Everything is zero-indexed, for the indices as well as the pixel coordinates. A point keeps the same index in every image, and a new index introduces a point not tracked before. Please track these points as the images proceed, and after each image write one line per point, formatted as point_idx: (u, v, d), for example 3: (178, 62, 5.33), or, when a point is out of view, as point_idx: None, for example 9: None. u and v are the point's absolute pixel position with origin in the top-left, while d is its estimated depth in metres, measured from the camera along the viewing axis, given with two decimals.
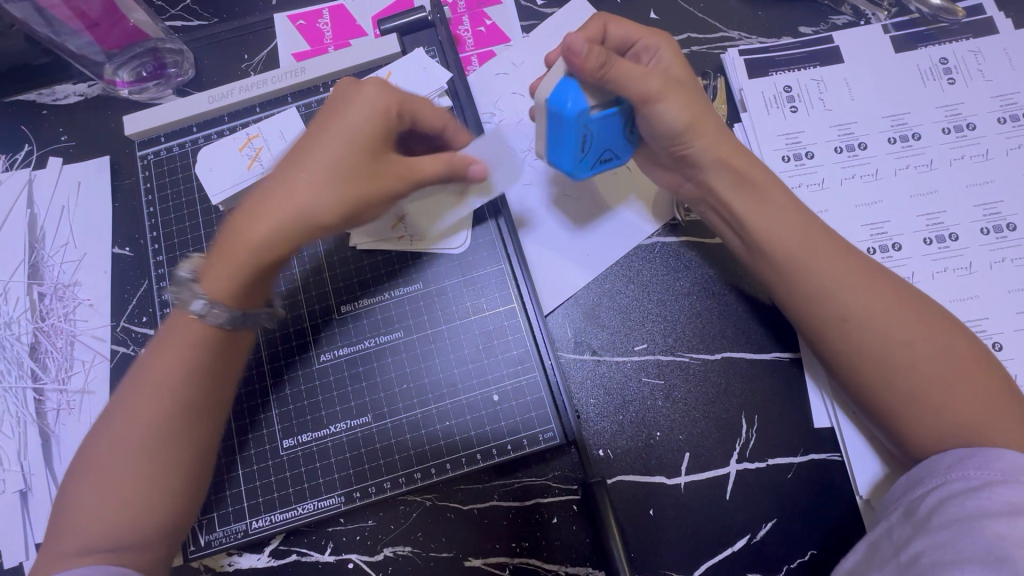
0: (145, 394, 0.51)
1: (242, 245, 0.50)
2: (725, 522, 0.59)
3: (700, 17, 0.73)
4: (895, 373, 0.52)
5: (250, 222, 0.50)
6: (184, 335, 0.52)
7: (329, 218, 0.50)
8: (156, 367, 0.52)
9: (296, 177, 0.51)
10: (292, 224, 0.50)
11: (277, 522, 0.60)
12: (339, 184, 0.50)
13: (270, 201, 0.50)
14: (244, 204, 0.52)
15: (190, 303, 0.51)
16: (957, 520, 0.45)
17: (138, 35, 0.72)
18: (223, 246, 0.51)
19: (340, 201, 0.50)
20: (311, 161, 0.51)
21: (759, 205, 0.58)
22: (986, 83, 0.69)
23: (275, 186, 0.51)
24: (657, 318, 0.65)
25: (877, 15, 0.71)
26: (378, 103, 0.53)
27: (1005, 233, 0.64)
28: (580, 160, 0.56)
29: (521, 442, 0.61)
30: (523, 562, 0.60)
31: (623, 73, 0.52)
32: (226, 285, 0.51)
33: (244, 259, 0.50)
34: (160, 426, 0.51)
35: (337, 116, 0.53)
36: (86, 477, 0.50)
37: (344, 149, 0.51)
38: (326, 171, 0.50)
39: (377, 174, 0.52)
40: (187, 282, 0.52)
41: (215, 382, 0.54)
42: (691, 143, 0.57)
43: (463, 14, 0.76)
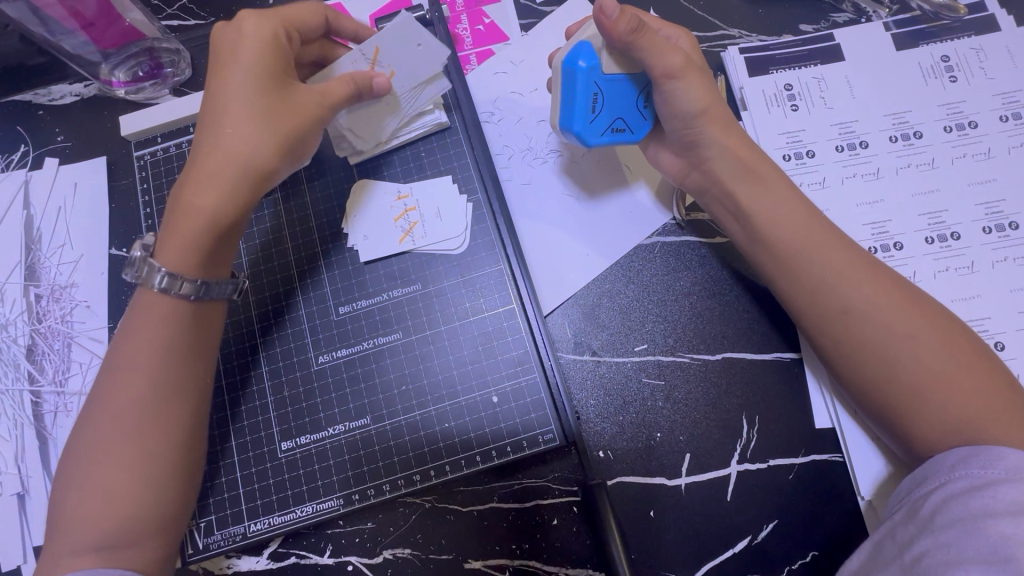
0: (129, 377, 0.51)
1: (197, 213, 0.52)
2: (726, 523, 0.59)
3: (701, 15, 0.73)
4: (896, 366, 0.51)
5: (197, 191, 0.53)
6: (165, 315, 0.53)
7: (276, 159, 0.55)
8: (138, 348, 0.52)
9: (225, 135, 0.53)
10: (239, 174, 0.53)
11: (276, 524, 0.60)
12: (264, 128, 0.54)
13: (208, 164, 0.53)
14: (183, 177, 0.54)
15: (149, 279, 0.52)
16: (961, 519, 0.44)
17: (134, 35, 0.71)
18: (174, 221, 0.53)
19: (278, 143, 0.54)
20: (227, 118, 0.54)
21: (763, 196, 0.58)
22: (988, 81, 0.68)
23: (204, 149, 0.54)
24: (657, 319, 0.65)
25: (878, 14, 0.71)
26: (263, 35, 0.55)
27: (1007, 231, 0.64)
28: (592, 121, 0.56)
29: (520, 444, 0.60)
30: (522, 564, 0.59)
31: (649, 43, 0.54)
32: (185, 251, 0.53)
33: (202, 223, 0.53)
34: (145, 406, 0.51)
35: (228, 57, 0.55)
36: (77, 470, 0.50)
37: (255, 94, 0.54)
38: (252, 120, 0.53)
39: (297, 108, 0.55)
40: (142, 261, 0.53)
41: (196, 361, 0.54)
42: (701, 129, 0.58)
43: (461, 13, 0.75)
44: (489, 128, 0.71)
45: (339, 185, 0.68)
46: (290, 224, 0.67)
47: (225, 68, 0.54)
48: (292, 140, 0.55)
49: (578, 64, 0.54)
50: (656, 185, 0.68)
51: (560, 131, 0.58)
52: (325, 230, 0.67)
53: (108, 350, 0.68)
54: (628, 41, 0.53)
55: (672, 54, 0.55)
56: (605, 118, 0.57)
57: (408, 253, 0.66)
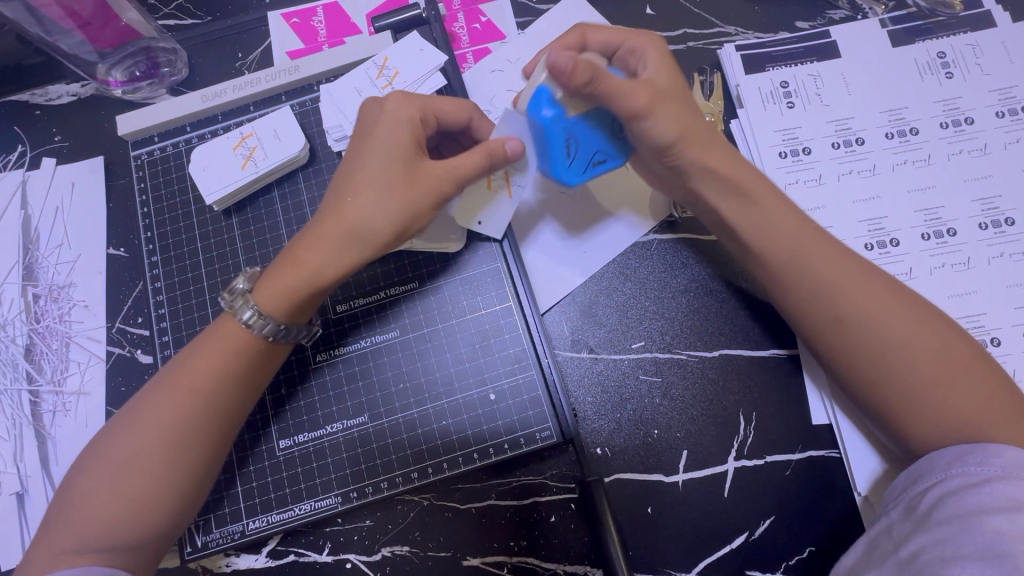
0: (177, 393, 0.51)
1: (300, 269, 0.52)
2: (723, 520, 0.59)
3: (696, 13, 0.73)
4: (893, 370, 0.51)
5: (309, 251, 0.52)
6: (226, 342, 0.53)
7: (382, 232, 0.52)
8: (194, 366, 0.52)
9: (347, 201, 0.52)
10: (350, 243, 0.52)
11: (273, 522, 0.60)
12: (385, 196, 0.51)
13: (325, 227, 0.52)
14: (303, 232, 0.54)
15: (240, 313, 0.53)
16: (957, 516, 0.45)
17: (131, 35, 0.72)
18: (280, 270, 0.53)
19: (392, 215, 0.51)
20: (353, 186, 0.52)
21: (749, 207, 0.57)
22: (984, 77, 0.69)
23: (328, 211, 0.53)
24: (654, 316, 0.65)
25: (874, 10, 0.72)
26: (402, 114, 0.53)
27: (1003, 227, 0.64)
28: (567, 170, 0.57)
29: (517, 441, 0.61)
30: (521, 561, 0.59)
31: (609, 84, 0.52)
32: (279, 301, 0.52)
33: (303, 283, 0.52)
34: (184, 428, 0.51)
35: (369, 129, 0.54)
36: (91, 470, 0.50)
37: (389, 161, 0.52)
38: (372, 186, 0.51)
39: (420, 180, 0.52)
40: (242, 293, 0.54)
41: (243, 393, 0.54)
42: (681, 153, 0.56)
43: (457, 11, 0.76)
44: None
45: None
46: (288, 223, 0.67)
47: (366, 135, 0.54)
48: (409, 216, 0.52)
49: (541, 112, 0.53)
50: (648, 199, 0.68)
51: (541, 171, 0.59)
52: None
53: (106, 349, 0.68)
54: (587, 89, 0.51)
55: (635, 92, 0.53)
56: (582, 159, 0.57)
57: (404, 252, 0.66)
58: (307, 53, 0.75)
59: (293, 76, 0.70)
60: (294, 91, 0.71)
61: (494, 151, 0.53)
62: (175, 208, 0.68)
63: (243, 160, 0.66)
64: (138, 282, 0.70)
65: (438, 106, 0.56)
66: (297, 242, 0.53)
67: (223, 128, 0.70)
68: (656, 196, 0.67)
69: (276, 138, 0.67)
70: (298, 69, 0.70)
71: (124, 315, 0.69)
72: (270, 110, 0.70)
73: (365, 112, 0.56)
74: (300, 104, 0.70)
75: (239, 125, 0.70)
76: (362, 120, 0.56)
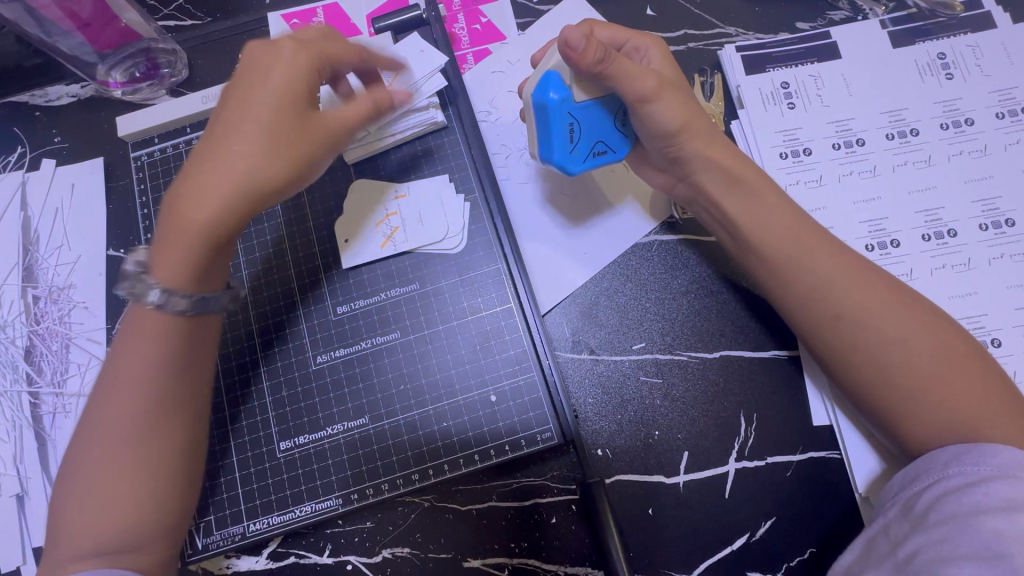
0: (121, 387, 0.50)
1: (188, 222, 0.49)
2: (724, 521, 0.59)
3: (697, 14, 0.73)
4: (888, 368, 0.52)
5: (188, 203, 0.49)
6: (145, 325, 0.51)
7: (273, 179, 0.50)
8: (128, 356, 0.51)
9: (232, 150, 0.50)
10: (235, 190, 0.49)
11: (274, 524, 0.60)
12: (274, 144, 0.50)
13: (204, 175, 0.49)
14: (175, 186, 0.50)
15: (144, 296, 0.49)
16: (955, 516, 0.45)
17: (131, 36, 0.72)
18: (166, 230, 0.49)
19: (283, 165, 0.50)
20: (239, 131, 0.50)
21: (749, 205, 0.57)
22: (984, 78, 0.69)
23: (204, 161, 0.50)
24: (654, 317, 0.65)
25: (874, 11, 0.72)
26: (298, 61, 0.52)
27: (1003, 228, 0.64)
28: (571, 153, 0.57)
29: (518, 443, 0.61)
30: (521, 563, 0.59)
31: (620, 68, 0.53)
32: (178, 268, 0.49)
33: (185, 240, 0.49)
34: (139, 416, 0.50)
35: (255, 76, 0.52)
36: (75, 481, 0.50)
37: (276, 111, 0.51)
38: (262, 133, 0.50)
39: (312, 130, 0.52)
40: (136, 275, 0.50)
41: (188, 372, 0.53)
42: (682, 144, 0.57)
43: (458, 12, 0.76)
44: (486, 127, 0.71)
45: (336, 185, 0.68)
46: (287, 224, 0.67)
47: (249, 85, 0.52)
48: (302, 167, 0.52)
49: (550, 95, 0.54)
50: (649, 197, 0.68)
51: (540, 159, 0.59)
52: (324, 230, 0.67)
53: (106, 351, 0.68)
54: (595, 71, 0.52)
55: (643, 77, 0.53)
56: (585, 146, 0.57)
57: (405, 254, 0.66)
58: None
59: None
60: None
61: (382, 100, 0.57)
62: None
63: None
64: None
65: (335, 53, 0.56)
66: (172, 198, 0.50)
67: None
68: (656, 196, 0.68)
69: None
70: None
71: (124, 316, 0.69)
72: None
73: (249, 58, 0.53)
74: None
75: None
76: (242, 69, 0.53)
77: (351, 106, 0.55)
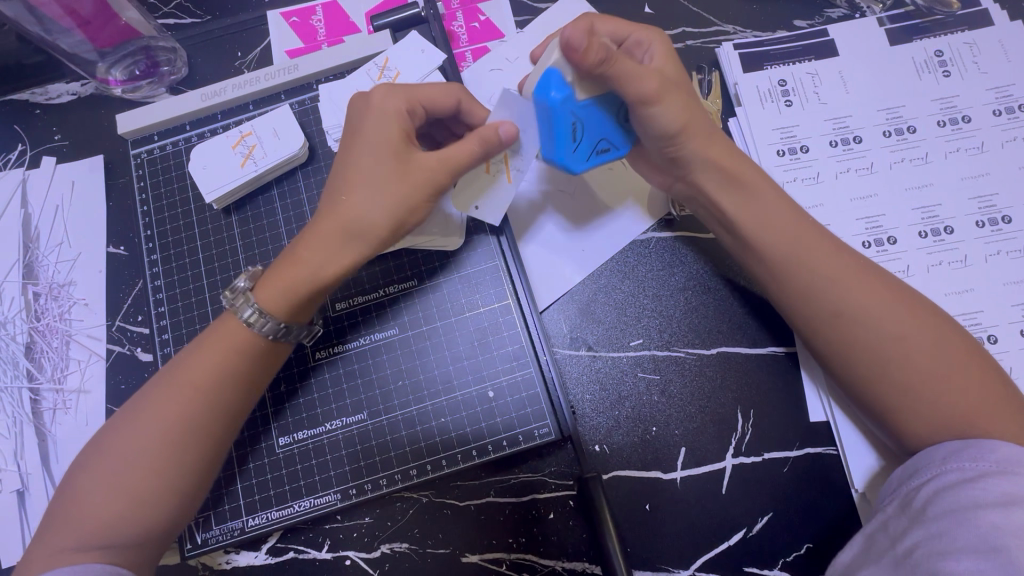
0: (176, 392, 0.52)
1: (298, 267, 0.52)
2: (721, 517, 0.60)
3: (695, 12, 0.73)
4: (886, 366, 0.52)
5: (305, 251, 0.52)
6: (223, 341, 0.53)
7: (379, 227, 0.51)
8: (195, 365, 0.53)
9: (343, 198, 0.52)
10: (346, 237, 0.52)
11: (274, 519, 0.60)
12: (380, 189, 0.51)
13: (321, 226, 0.52)
14: (300, 235, 0.54)
15: (241, 311, 0.53)
16: (952, 510, 0.45)
17: (130, 34, 0.72)
18: (278, 269, 0.53)
19: (389, 211, 0.51)
20: (348, 179, 0.52)
21: (748, 204, 0.58)
22: (981, 75, 0.69)
23: (322, 208, 0.53)
24: (652, 314, 0.65)
25: (872, 9, 0.72)
26: (390, 107, 0.54)
27: (1000, 225, 0.64)
28: (574, 153, 0.56)
29: (516, 439, 0.61)
30: (519, 558, 0.60)
31: (624, 70, 0.51)
32: (278, 299, 0.52)
33: (296, 283, 0.52)
34: (186, 426, 0.51)
35: (359, 125, 0.54)
36: (89, 473, 0.51)
37: (378, 156, 0.52)
38: (366, 181, 0.52)
39: (415, 173, 0.52)
40: (243, 291, 0.54)
41: (245, 389, 0.54)
42: (683, 145, 0.56)
43: (457, 10, 0.76)
44: None
45: None
46: (287, 221, 0.68)
47: (352, 136, 0.54)
48: (406, 210, 0.52)
49: (550, 95, 0.51)
50: (646, 194, 0.68)
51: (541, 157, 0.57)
52: None
53: (106, 348, 0.68)
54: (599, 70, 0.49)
55: (646, 80, 0.52)
56: (587, 145, 0.56)
57: (404, 254, 0.66)
58: (307, 51, 0.75)
59: (293, 74, 0.70)
60: (293, 89, 0.71)
61: (488, 141, 0.53)
62: (175, 207, 0.69)
63: (242, 158, 0.66)
64: (138, 280, 0.70)
65: (425, 95, 0.56)
66: (295, 244, 0.54)
67: (223, 126, 0.70)
68: (652, 193, 0.68)
69: (275, 136, 0.67)
70: (298, 67, 0.70)
71: (124, 313, 0.69)
72: (270, 108, 0.70)
73: (352, 110, 0.56)
74: (299, 102, 0.70)
75: (239, 123, 0.70)
76: (349, 119, 0.56)
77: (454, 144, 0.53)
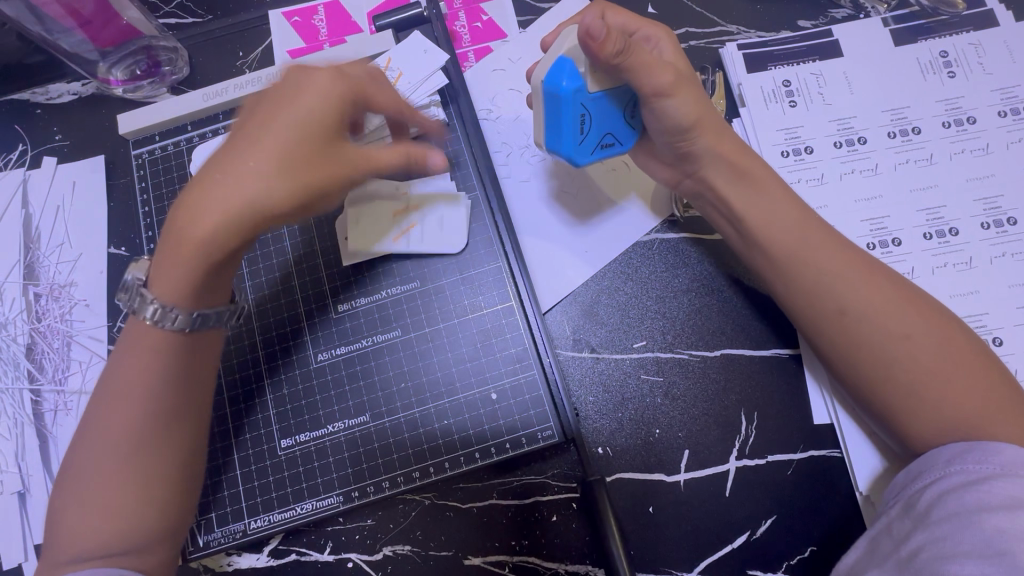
0: (123, 398, 0.50)
1: (188, 244, 0.47)
2: (725, 519, 0.59)
3: (698, 12, 0.73)
4: (892, 365, 0.52)
5: (192, 224, 0.46)
6: (149, 340, 0.51)
7: (279, 212, 0.47)
8: (130, 367, 0.51)
9: (240, 165, 0.46)
10: (240, 217, 0.46)
11: (276, 521, 0.60)
12: (294, 165, 0.46)
13: (210, 193, 0.46)
14: (182, 200, 0.47)
15: (144, 311, 0.50)
16: (956, 514, 0.45)
17: (132, 33, 0.72)
18: (171, 243, 0.48)
19: (296, 192, 0.46)
20: (248, 145, 0.47)
21: (750, 205, 0.58)
22: (986, 76, 0.68)
23: (213, 168, 0.47)
24: (656, 315, 0.65)
25: (877, 9, 0.72)
26: (332, 88, 0.49)
27: (1005, 227, 0.64)
28: (580, 146, 0.56)
29: (519, 441, 0.61)
30: (522, 561, 0.60)
31: (640, 61, 0.51)
32: (175, 286, 0.49)
33: (190, 258, 0.47)
34: (140, 426, 0.50)
35: (286, 95, 0.49)
36: (70, 496, 0.50)
37: (297, 135, 0.47)
38: (276, 158, 0.46)
39: (335, 160, 0.48)
40: (136, 287, 0.51)
41: (194, 382, 0.54)
42: (695, 140, 0.57)
43: (459, 10, 0.76)
44: (487, 125, 0.71)
45: None
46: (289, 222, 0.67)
47: (278, 101, 0.49)
48: (320, 194, 0.48)
49: (562, 84, 0.52)
50: (650, 194, 0.68)
51: (547, 148, 0.58)
52: (326, 227, 0.67)
53: (108, 348, 0.68)
54: (616, 62, 0.49)
55: (661, 71, 0.52)
56: (593, 138, 0.56)
57: (408, 260, 0.65)
58: (309, 51, 0.75)
59: None
60: None
61: (415, 156, 0.54)
62: None
63: None
64: None
65: (371, 90, 0.53)
66: (177, 210, 0.47)
67: (225, 126, 0.70)
68: (655, 194, 0.67)
69: None
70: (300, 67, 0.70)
71: (125, 314, 0.69)
72: None
73: (283, 75, 0.51)
74: None
75: None
76: (276, 84, 0.50)
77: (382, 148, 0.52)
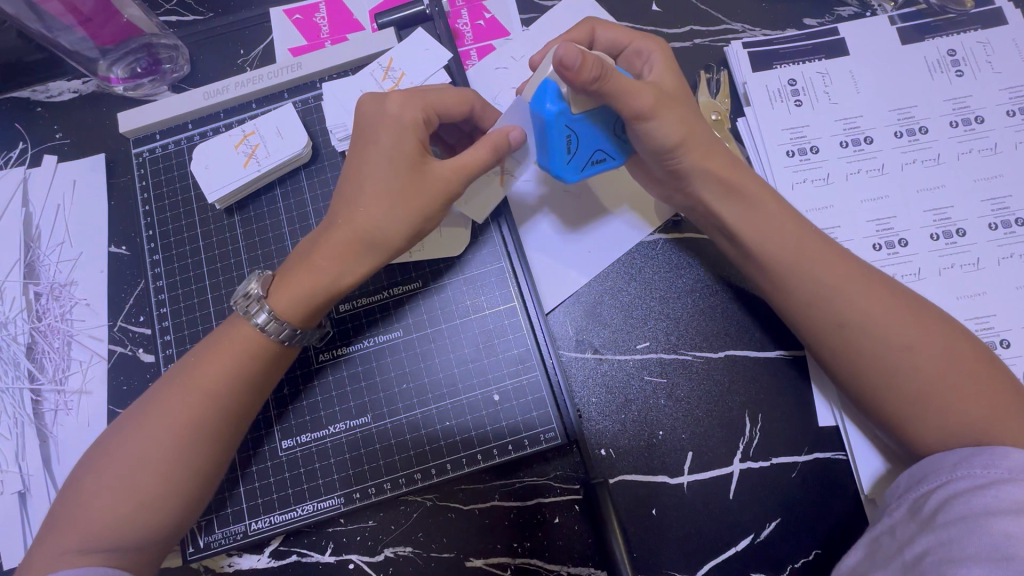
0: (186, 397, 0.51)
1: (315, 273, 0.52)
2: (727, 522, 0.59)
3: (703, 9, 0.72)
4: (898, 373, 0.51)
5: (323, 259, 0.52)
6: (235, 343, 0.53)
7: (398, 237, 0.52)
8: (203, 368, 0.52)
9: (357, 208, 0.52)
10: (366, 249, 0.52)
11: (276, 522, 0.60)
12: (393, 196, 0.51)
13: (337, 232, 0.52)
14: (314, 241, 0.54)
15: (256, 316, 0.53)
16: (964, 517, 0.44)
17: (132, 31, 0.71)
18: (291, 271, 0.53)
19: (407, 222, 0.52)
20: (368, 189, 0.52)
21: (755, 205, 0.57)
22: (994, 75, 0.68)
23: (344, 209, 0.53)
24: (659, 316, 0.64)
25: (883, 7, 0.71)
26: (406, 116, 0.53)
27: (1013, 228, 0.63)
28: (567, 164, 0.54)
29: (522, 442, 0.60)
30: (524, 563, 0.59)
31: (618, 86, 0.48)
32: (292, 302, 0.52)
33: (314, 287, 0.52)
34: (199, 429, 0.51)
35: (371, 134, 0.54)
36: (87, 480, 0.50)
37: (391, 167, 0.52)
38: (384, 191, 0.51)
39: (427, 180, 0.51)
40: (257, 298, 0.53)
41: (256, 392, 0.54)
42: (681, 158, 0.55)
43: (462, 8, 0.75)
44: None
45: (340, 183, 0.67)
46: (290, 221, 0.67)
47: (365, 142, 0.53)
48: (424, 217, 0.52)
49: (545, 107, 0.50)
50: (650, 197, 0.67)
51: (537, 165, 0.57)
52: None
53: (108, 348, 0.68)
54: (593, 88, 0.47)
55: (641, 95, 0.50)
56: (581, 157, 0.54)
57: (410, 263, 0.65)
58: (310, 49, 0.74)
59: (296, 73, 0.69)
60: (296, 88, 0.70)
61: (499, 146, 0.52)
62: (178, 207, 0.68)
63: (245, 158, 0.66)
64: (140, 281, 0.69)
65: (439, 103, 0.55)
66: (309, 247, 0.54)
67: (226, 125, 0.69)
68: (651, 203, 0.67)
69: (278, 135, 0.66)
70: (301, 65, 0.69)
71: (126, 314, 0.68)
72: (273, 107, 0.70)
73: (362, 115, 0.55)
74: (303, 101, 0.70)
75: (241, 122, 0.69)
76: (361, 124, 0.55)
77: (467, 151, 0.52)
